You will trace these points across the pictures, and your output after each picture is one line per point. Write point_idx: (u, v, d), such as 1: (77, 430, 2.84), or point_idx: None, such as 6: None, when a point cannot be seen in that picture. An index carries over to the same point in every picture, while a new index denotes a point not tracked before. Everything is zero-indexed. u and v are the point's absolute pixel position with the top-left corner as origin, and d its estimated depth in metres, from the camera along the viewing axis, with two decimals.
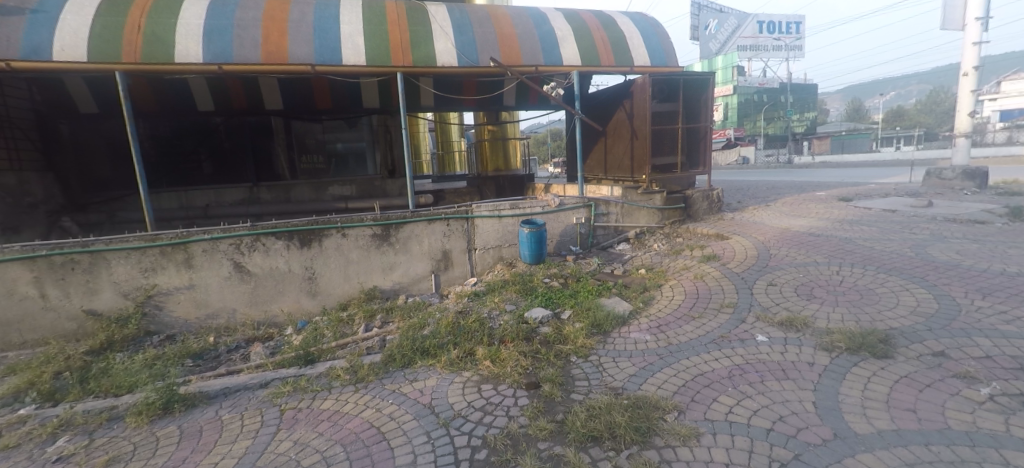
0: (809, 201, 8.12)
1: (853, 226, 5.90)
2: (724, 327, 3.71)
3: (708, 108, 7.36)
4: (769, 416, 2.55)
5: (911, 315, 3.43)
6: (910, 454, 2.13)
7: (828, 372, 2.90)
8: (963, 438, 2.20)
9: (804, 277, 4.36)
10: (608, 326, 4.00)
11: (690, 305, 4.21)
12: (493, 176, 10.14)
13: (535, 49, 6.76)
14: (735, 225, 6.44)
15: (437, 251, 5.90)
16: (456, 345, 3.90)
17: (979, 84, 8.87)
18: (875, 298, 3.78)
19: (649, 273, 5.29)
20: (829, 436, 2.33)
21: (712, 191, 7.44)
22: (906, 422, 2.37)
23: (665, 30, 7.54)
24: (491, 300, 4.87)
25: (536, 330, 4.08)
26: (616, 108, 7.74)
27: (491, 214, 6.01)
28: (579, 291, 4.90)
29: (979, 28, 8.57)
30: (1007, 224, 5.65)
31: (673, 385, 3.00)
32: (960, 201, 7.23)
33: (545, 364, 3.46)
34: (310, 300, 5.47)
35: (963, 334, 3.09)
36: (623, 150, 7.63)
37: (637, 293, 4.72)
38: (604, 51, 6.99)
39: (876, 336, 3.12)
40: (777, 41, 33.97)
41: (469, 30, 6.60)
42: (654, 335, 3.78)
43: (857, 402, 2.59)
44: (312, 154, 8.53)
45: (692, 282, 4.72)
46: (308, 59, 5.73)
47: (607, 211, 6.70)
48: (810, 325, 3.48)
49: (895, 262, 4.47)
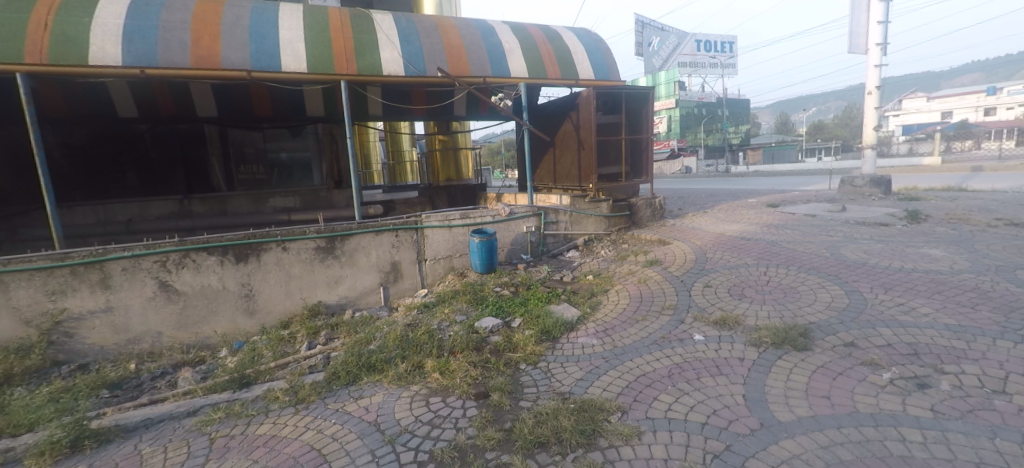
0: (742, 207, 8.71)
1: (779, 230, 6.40)
2: (665, 328, 3.89)
3: (648, 121, 7.75)
4: (704, 411, 2.68)
5: (826, 309, 3.76)
6: (825, 438, 2.33)
7: (757, 366, 3.11)
8: (869, 419, 2.43)
9: (736, 278, 4.66)
10: (557, 332, 4.08)
11: (634, 308, 4.38)
12: (445, 185, 10.09)
13: (483, 60, 6.85)
14: (676, 231, 6.79)
15: (386, 262, 5.77)
16: (404, 359, 3.82)
17: (882, 102, 9.92)
18: (797, 295, 4.11)
19: (596, 279, 5.45)
20: (756, 426, 2.50)
21: (656, 198, 7.81)
22: (821, 408, 2.59)
23: (608, 46, 7.89)
24: (441, 312, 4.81)
25: (485, 339, 4.08)
26: (563, 120, 7.96)
27: (441, 224, 5.95)
28: (529, 299, 4.96)
29: (880, 53, 9.63)
30: (906, 226, 6.35)
31: (617, 386, 3.10)
32: (869, 206, 8.03)
33: (494, 373, 3.46)
34: (248, 319, 5.17)
35: (869, 326, 3.42)
36: (571, 160, 7.84)
37: (585, 298, 4.84)
38: (550, 65, 7.22)
39: (797, 330, 3.39)
40: (712, 60, 36.42)
41: (416, 40, 6.59)
42: (600, 339, 3.89)
43: (780, 392, 2.79)
44: (251, 164, 8.14)
45: (637, 286, 4.92)
46: (244, 64, 5.48)
47: (556, 220, 6.85)
48: (740, 323, 3.72)
49: (814, 262, 4.89)
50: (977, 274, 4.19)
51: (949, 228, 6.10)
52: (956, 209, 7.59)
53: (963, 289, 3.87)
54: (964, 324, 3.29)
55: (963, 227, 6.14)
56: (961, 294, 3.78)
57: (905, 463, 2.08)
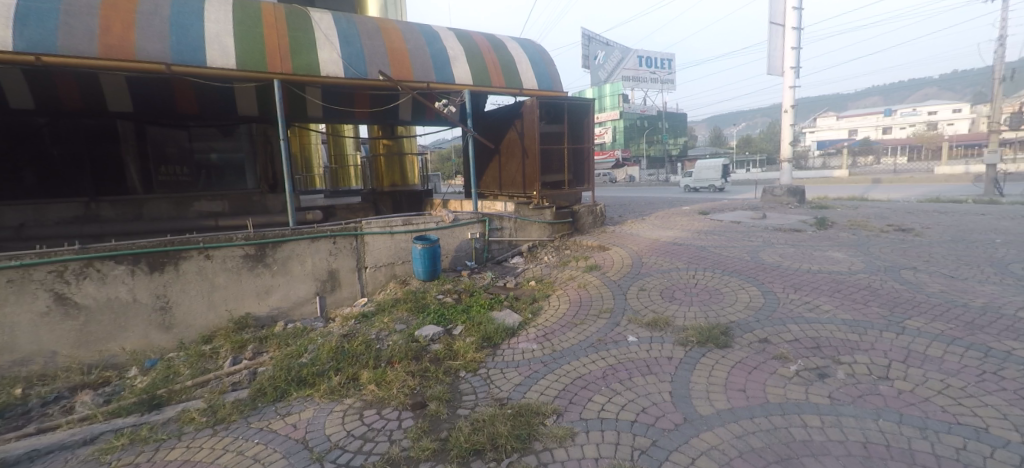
0: (676, 215, 9.23)
1: (708, 236, 6.84)
2: (602, 331, 4.02)
3: (589, 131, 8.06)
4: (634, 409, 2.79)
5: (745, 309, 4.06)
6: (740, 428, 2.50)
7: (683, 363, 3.29)
8: (777, 408, 2.65)
9: (668, 281, 4.92)
10: (498, 338, 4.09)
11: (574, 313, 4.49)
12: (389, 191, 9.85)
13: (427, 66, 6.81)
14: (615, 237, 7.06)
15: (323, 270, 5.52)
16: (338, 371, 3.66)
17: (797, 119, 10.93)
18: (720, 296, 4.40)
19: (538, 284, 5.54)
20: (680, 421, 2.63)
21: (596, 205, 8.09)
22: (737, 400, 2.78)
23: (551, 57, 8.12)
24: (380, 321, 4.66)
25: (425, 347, 4.01)
26: (508, 127, 8.06)
27: (382, 230, 5.80)
28: (471, 306, 4.94)
29: (794, 75, 10.63)
30: (815, 232, 7.01)
31: (554, 390, 3.15)
32: (786, 214, 8.79)
33: (433, 382, 3.39)
34: (164, 334, 4.74)
35: (780, 323, 3.73)
36: (515, 167, 7.93)
37: (527, 304, 4.90)
38: (495, 73, 7.32)
39: (719, 329, 3.63)
40: (653, 75, 38.49)
41: (357, 42, 6.41)
42: (540, 343, 3.95)
43: (702, 387, 2.97)
44: (174, 164, 7.53)
45: (576, 291, 5.05)
46: (162, 56, 5.07)
47: (501, 226, 6.91)
48: (670, 324, 3.93)
49: (737, 265, 5.27)
50: (870, 275, 4.70)
51: (850, 233, 6.82)
52: (857, 217, 8.49)
53: (859, 288, 4.33)
54: (859, 319, 3.68)
55: (862, 233, 6.89)
56: (857, 292, 4.23)
57: (806, 446, 2.29)
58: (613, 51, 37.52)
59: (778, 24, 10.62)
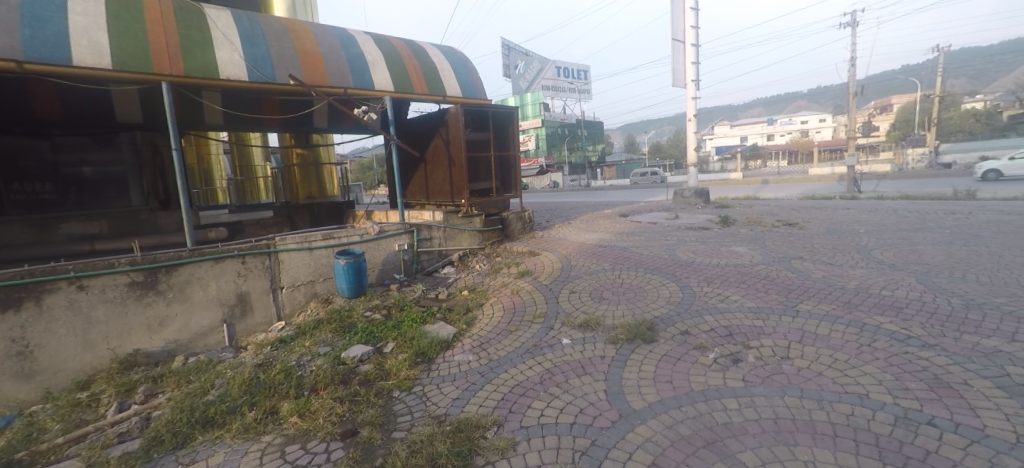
0: (599, 218, 9.68)
1: (629, 237, 7.25)
2: (537, 336, 4.05)
3: (514, 138, 8.16)
4: (572, 411, 2.83)
5: (666, 304, 4.34)
6: (669, 418, 2.64)
7: (614, 361, 3.42)
8: (701, 395, 2.84)
9: (596, 282, 5.12)
10: (432, 352, 3.94)
11: (508, 320, 4.48)
12: (306, 204, 9.18)
13: (343, 71, 6.47)
14: (544, 242, 7.22)
15: (230, 294, 4.96)
16: (253, 406, 3.29)
17: (699, 127, 12.03)
18: (644, 294, 4.67)
19: (471, 293, 5.47)
20: (616, 417, 2.72)
21: (524, 212, 8.20)
22: (666, 391, 2.94)
23: (473, 65, 8.16)
24: (301, 346, 4.29)
25: (354, 370, 3.74)
26: (432, 135, 7.91)
27: (300, 246, 5.36)
28: (403, 321, 4.72)
29: (695, 87, 11.70)
30: (720, 229, 7.74)
31: (492, 400, 3.09)
32: (694, 214, 9.61)
33: (364, 406, 3.17)
34: (23, 385, 3.91)
35: (697, 314, 4.04)
36: (442, 176, 7.80)
37: (461, 315, 4.80)
38: (417, 80, 7.17)
39: (645, 325, 3.83)
40: (570, 85, 40.26)
41: (262, 43, 5.91)
42: (476, 354, 3.88)
43: (634, 382, 3.10)
44: (33, 179, 6.44)
45: (510, 297, 5.06)
46: (12, 52, 4.25)
47: (429, 236, 6.75)
48: (601, 323, 4.08)
49: (656, 263, 5.64)
50: (767, 265, 5.27)
51: (749, 229, 7.61)
52: (753, 214, 9.51)
53: (760, 278, 4.83)
54: (762, 306, 4.10)
55: (758, 228, 7.73)
56: (759, 282, 4.71)
57: (728, 428, 2.48)
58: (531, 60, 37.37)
59: (679, 40, 11.66)
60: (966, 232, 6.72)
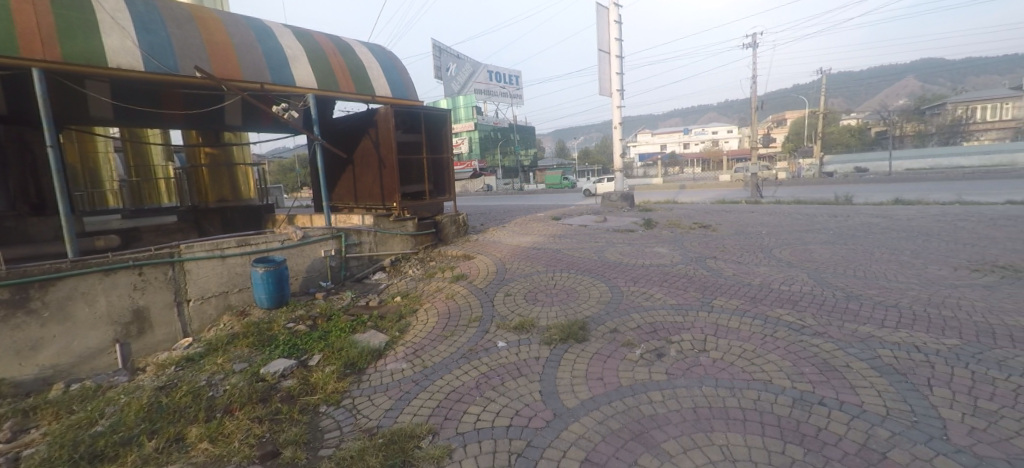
0: (533, 221, 9.88)
1: (561, 239, 7.48)
2: (473, 340, 4.03)
3: (447, 141, 8.06)
4: (508, 414, 2.85)
5: (597, 304, 4.53)
6: (600, 414, 2.76)
7: (549, 361, 3.50)
8: (629, 390, 3.00)
9: (530, 285, 5.21)
10: (363, 363, 3.76)
11: (443, 325, 4.41)
12: (216, 208, 8.38)
13: (260, 65, 6.00)
14: (479, 245, 7.22)
15: (124, 311, 4.38)
16: (153, 434, 2.91)
17: (624, 135, 12.74)
18: (576, 294, 4.83)
19: (404, 300, 5.31)
20: (550, 417, 2.78)
21: (458, 215, 8.14)
22: (597, 388, 3.06)
23: (403, 66, 7.99)
24: (212, 363, 3.89)
25: (276, 386, 3.46)
26: (361, 136, 7.59)
27: (210, 254, 4.86)
28: (330, 331, 4.47)
29: (619, 97, 12.38)
30: (644, 231, 8.24)
31: (427, 408, 3.02)
32: (621, 217, 10.15)
33: (287, 424, 2.94)
34: None
35: (624, 312, 4.27)
36: (372, 178, 7.51)
37: (393, 322, 4.64)
38: (343, 78, 6.86)
39: (577, 324, 3.97)
40: (503, 90, 40.74)
41: (162, 30, 5.30)
42: (409, 361, 3.77)
43: (567, 381, 3.20)
44: None
45: (444, 302, 4.99)
46: None
47: (359, 241, 6.47)
48: (535, 325, 4.16)
49: (587, 265, 5.86)
50: (685, 265, 5.70)
51: (669, 231, 8.18)
52: (673, 217, 10.24)
53: (679, 277, 5.22)
54: (680, 302, 4.44)
55: (677, 230, 8.34)
56: (678, 280, 5.08)
57: (653, 420, 2.64)
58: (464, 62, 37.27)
59: (605, 51, 12.27)
60: (845, 233, 7.76)
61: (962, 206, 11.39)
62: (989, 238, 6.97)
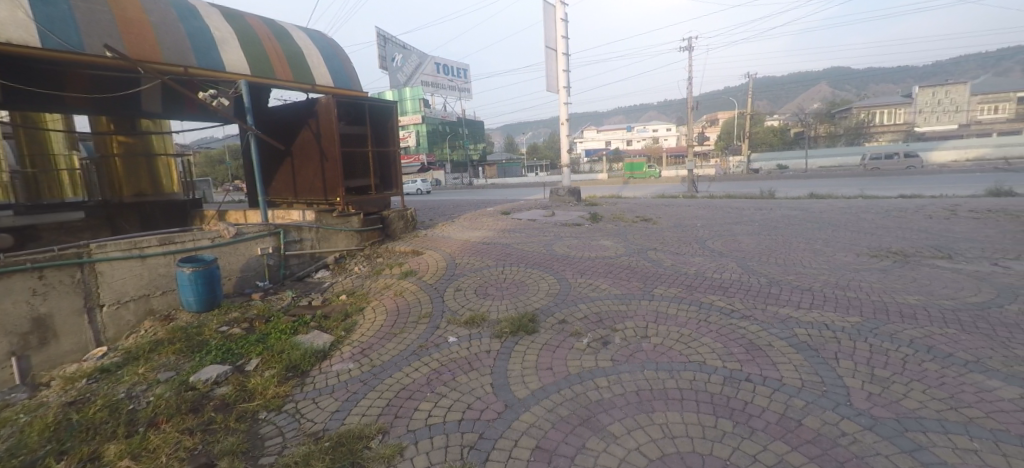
0: (483, 216, 9.87)
1: (511, 234, 7.54)
2: (423, 336, 3.98)
3: (394, 134, 7.85)
4: (460, 408, 2.85)
5: (546, 296, 4.64)
6: (550, 402, 2.84)
7: (500, 354, 3.54)
8: (577, 378, 3.11)
9: (481, 279, 5.22)
10: (306, 364, 3.60)
11: (392, 323, 4.32)
12: (133, 203, 7.63)
13: (183, 47, 5.50)
14: (428, 240, 7.11)
15: (21, 320, 3.83)
16: (62, 455, 2.60)
17: (571, 131, 13.02)
18: (525, 288, 4.91)
19: (350, 298, 5.12)
20: (502, 408, 2.82)
21: (406, 210, 7.96)
22: (547, 378, 3.15)
23: (345, 54, 7.68)
24: (133, 373, 3.54)
25: (208, 395, 3.22)
26: (300, 127, 7.20)
27: (126, 254, 4.42)
28: (269, 334, 4.22)
29: (566, 94, 12.63)
30: (590, 225, 8.51)
31: (376, 408, 2.94)
32: (568, 211, 10.40)
33: (222, 434, 2.75)
34: None
35: (572, 303, 4.41)
36: (313, 172, 7.16)
37: (339, 322, 4.47)
38: (279, 64, 6.46)
39: (528, 317, 4.04)
40: (451, 83, 40.18)
41: (62, 2, 4.69)
42: (357, 361, 3.65)
43: (518, 372, 3.25)
44: None
45: (393, 299, 4.88)
46: None
47: (299, 238, 6.15)
48: (486, 319, 4.18)
49: (536, 258, 5.97)
50: (629, 257, 5.97)
51: (614, 225, 8.51)
52: (617, 211, 10.65)
53: (623, 268, 5.46)
54: (624, 292, 4.65)
55: (621, 224, 8.69)
56: (622, 271, 5.32)
57: (600, 404, 2.76)
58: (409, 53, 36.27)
59: (552, 48, 12.45)
60: (769, 225, 8.46)
61: (865, 200, 12.77)
62: (886, 228, 7.91)
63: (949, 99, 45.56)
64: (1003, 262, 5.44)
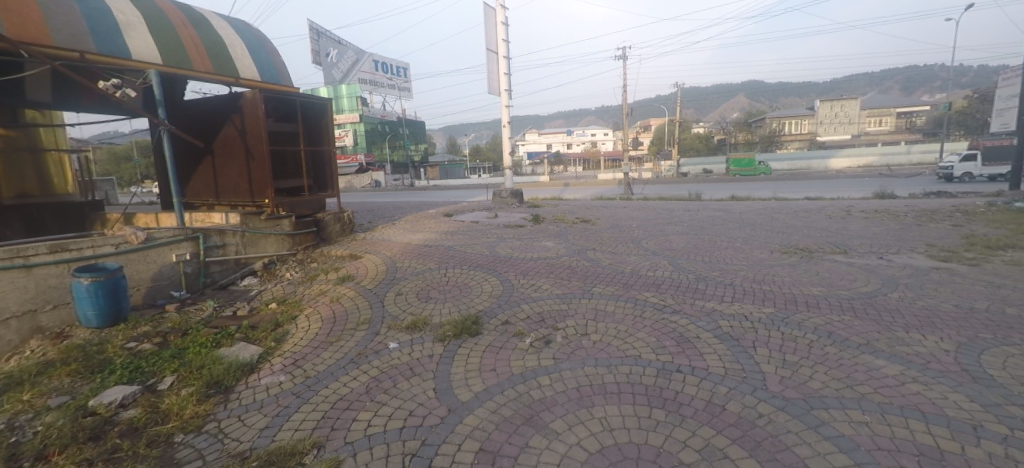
0: (424, 218, 9.69)
1: (453, 236, 7.48)
2: (362, 343, 3.83)
3: (329, 133, 7.49)
4: (401, 415, 2.78)
5: (490, 297, 4.65)
6: (494, 404, 2.85)
7: (443, 358, 3.49)
8: (520, 378, 3.14)
9: (422, 282, 5.12)
10: (231, 380, 3.32)
11: (328, 331, 4.11)
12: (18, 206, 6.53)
13: (79, 29, 4.86)
14: (367, 244, 6.87)
15: None
16: None
17: (512, 134, 13.15)
18: (468, 290, 4.89)
19: (281, 306, 4.80)
20: (445, 413, 2.79)
21: (343, 212, 7.63)
22: (490, 379, 3.15)
23: (273, 47, 7.24)
24: (15, 400, 3.07)
25: (111, 420, 2.87)
26: (222, 122, 6.65)
27: (6, 264, 3.83)
28: (187, 348, 3.85)
29: (507, 97, 12.75)
30: (532, 226, 8.65)
31: (311, 421, 2.78)
32: (511, 213, 10.50)
33: (129, 462, 2.46)
34: None
35: (515, 304, 4.46)
36: (238, 171, 6.65)
37: (268, 332, 4.18)
38: (196, 54, 5.93)
39: (471, 319, 4.03)
40: (390, 82, 39.04)
41: None
42: (289, 373, 3.44)
43: (461, 376, 3.23)
44: None
45: (329, 306, 4.65)
46: None
47: (222, 243, 5.67)
48: (428, 323, 4.11)
49: (479, 260, 5.96)
50: (570, 257, 6.14)
51: (555, 226, 8.70)
52: (559, 213, 10.92)
53: (564, 268, 5.60)
54: (565, 291, 4.77)
55: (562, 225, 8.91)
56: (563, 271, 5.46)
57: (542, 403, 2.82)
58: (345, 49, 34.77)
59: (493, 51, 12.53)
60: (696, 225, 9.09)
61: (777, 201, 14.11)
62: (794, 227, 8.78)
63: (843, 113, 51.62)
64: (886, 256, 6.26)
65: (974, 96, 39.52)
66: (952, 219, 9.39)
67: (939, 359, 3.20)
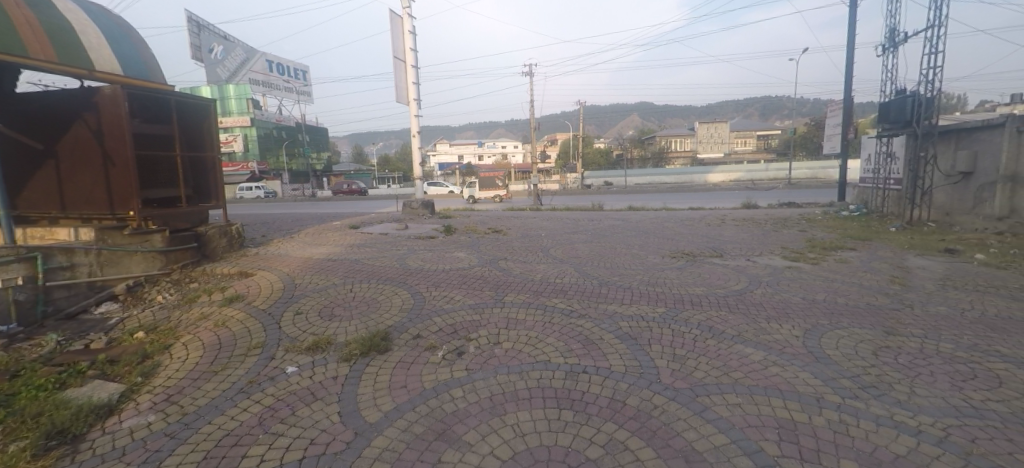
0: (327, 230, 9.10)
1: (360, 249, 7.14)
2: (253, 370, 3.46)
3: (212, 138, 6.71)
4: (301, 445, 2.56)
5: (399, 311, 4.51)
6: (404, 421, 2.76)
7: (349, 379, 3.29)
8: (432, 392, 3.09)
9: (325, 299, 4.80)
10: (81, 426, 2.78)
11: (211, 359, 3.65)
12: None
13: None
14: (260, 259, 6.26)
15: None
16: None
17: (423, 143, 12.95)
18: (376, 305, 4.69)
19: (151, 335, 4.15)
20: (351, 437, 2.63)
21: (230, 226, 6.86)
22: (401, 397, 3.04)
23: (139, 38, 6.35)
24: None
25: None
26: (71, 121, 5.62)
27: None
28: (18, 393, 3.14)
29: (416, 106, 12.56)
30: (444, 237, 8.59)
31: (189, 464, 2.43)
32: (422, 224, 10.31)
33: None
34: None
35: (426, 317, 4.37)
36: (93, 179, 5.65)
37: (132, 366, 3.58)
38: (37, 37, 4.95)
39: (379, 336, 3.86)
40: (288, 84, 36.20)
41: None
42: (160, 411, 2.97)
43: (368, 396, 3.07)
44: None
45: (212, 331, 4.13)
46: None
47: (69, 263, 4.76)
48: (332, 342, 3.85)
49: (388, 273, 5.76)
50: (481, 267, 6.20)
51: (467, 237, 8.73)
52: (471, 223, 10.99)
53: (476, 278, 5.64)
54: (477, 301, 4.81)
55: (474, 235, 8.97)
56: (475, 281, 5.50)
57: (455, 415, 2.79)
58: (232, 46, 31.50)
59: (400, 59, 12.28)
60: (599, 233, 9.77)
61: (666, 210, 15.72)
62: (680, 233, 9.86)
63: (717, 134, 59.42)
64: (752, 258, 7.30)
65: (811, 124, 48.13)
66: (799, 225, 11.28)
67: (793, 344, 3.81)
